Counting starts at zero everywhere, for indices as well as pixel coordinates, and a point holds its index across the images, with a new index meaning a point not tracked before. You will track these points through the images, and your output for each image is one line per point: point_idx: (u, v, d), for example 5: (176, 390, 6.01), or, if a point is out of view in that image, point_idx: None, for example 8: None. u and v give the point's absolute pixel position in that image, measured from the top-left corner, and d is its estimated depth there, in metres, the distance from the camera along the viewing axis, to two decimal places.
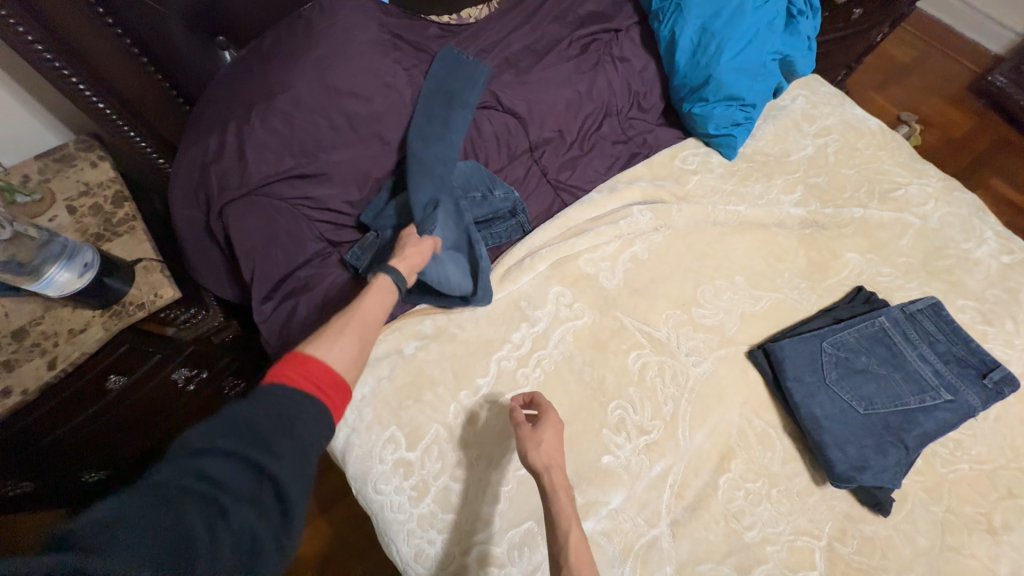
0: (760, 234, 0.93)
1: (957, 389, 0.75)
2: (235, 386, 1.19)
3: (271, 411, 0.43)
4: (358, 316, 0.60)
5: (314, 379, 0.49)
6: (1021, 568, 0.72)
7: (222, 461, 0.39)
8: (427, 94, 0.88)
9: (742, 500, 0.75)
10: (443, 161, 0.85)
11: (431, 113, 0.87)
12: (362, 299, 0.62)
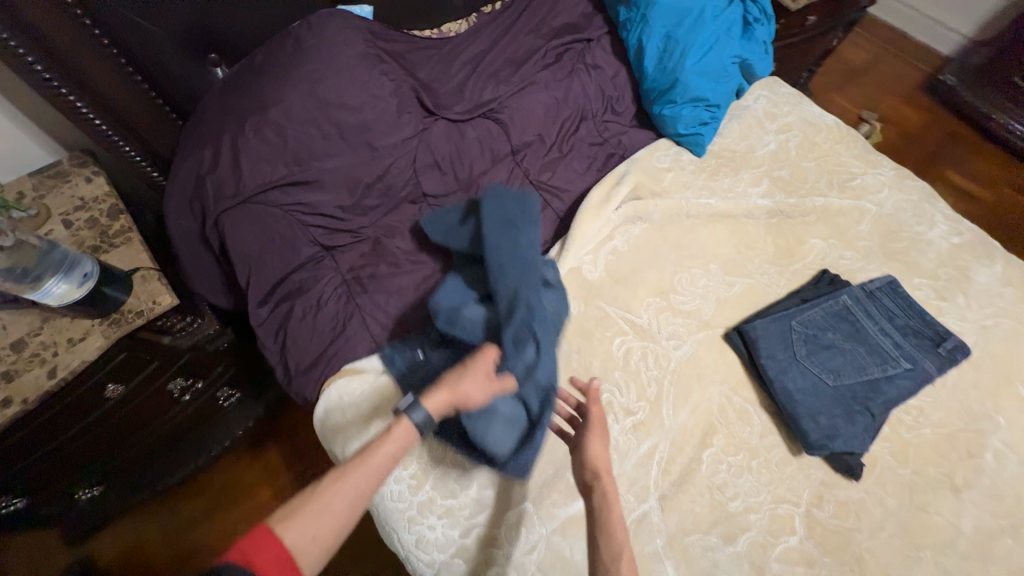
0: (730, 225, 1.00)
1: (914, 358, 0.82)
2: (230, 395, 1.21)
3: None
4: (355, 476, 0.54)
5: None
6: (982, 522, 0.77)
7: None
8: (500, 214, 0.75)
9: (725, 472, 0.79)
10: (523, 286, 0.72)
11: (497, 223, 0.76)
12: (373, 450, 0.56)
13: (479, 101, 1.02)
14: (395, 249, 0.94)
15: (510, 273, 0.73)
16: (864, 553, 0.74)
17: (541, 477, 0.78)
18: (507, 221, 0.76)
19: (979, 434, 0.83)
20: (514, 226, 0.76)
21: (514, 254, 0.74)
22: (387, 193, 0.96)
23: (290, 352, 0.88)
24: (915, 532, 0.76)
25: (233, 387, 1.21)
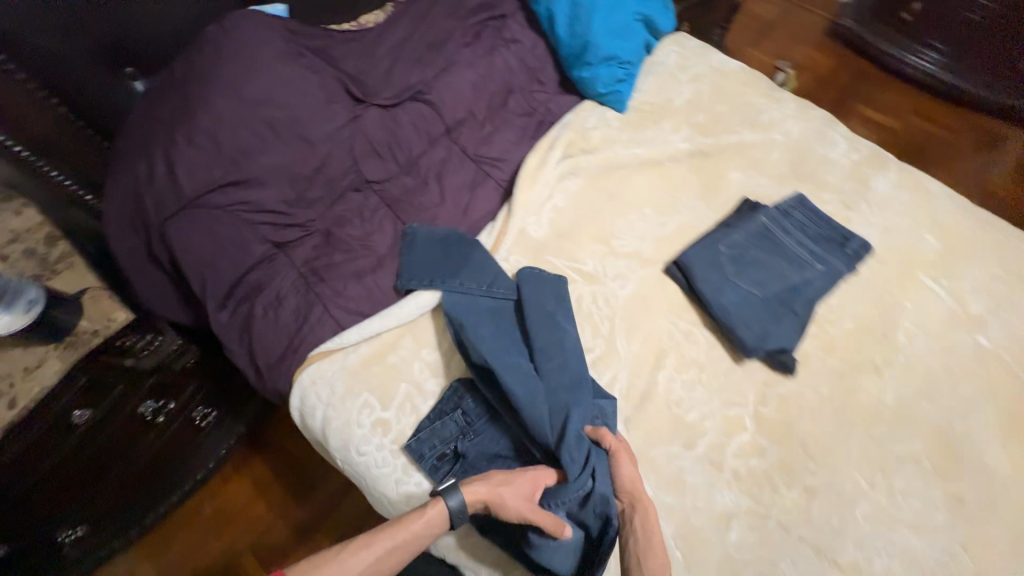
0: (657, 171, 1.08)
1: (824, 259, 0.93)
2: (206, 414, 1.20)
3: None
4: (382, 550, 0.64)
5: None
6: (901, 393, 0.88)
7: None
8: (538, 306, 0.88)
9: (680, 389, 0.87)
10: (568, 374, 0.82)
11: (534, 316, 0.86)
12: (403, 522, 0.66)
13: (407, 85, 1.06)
14: (347, 237, 0.97)
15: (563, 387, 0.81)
16: (807, 437, 0.84)
17: None
18: (549, 316, 0.87)
19: (892, 319, 0.94)
20: (557, 317, 0.87)
21: (562, 356, 0.83)
22: (331, 184, 0.98)
23: (257, 350, 0.90)
24: (848, 411, 0.86)
25: (208, 405, 1.20)
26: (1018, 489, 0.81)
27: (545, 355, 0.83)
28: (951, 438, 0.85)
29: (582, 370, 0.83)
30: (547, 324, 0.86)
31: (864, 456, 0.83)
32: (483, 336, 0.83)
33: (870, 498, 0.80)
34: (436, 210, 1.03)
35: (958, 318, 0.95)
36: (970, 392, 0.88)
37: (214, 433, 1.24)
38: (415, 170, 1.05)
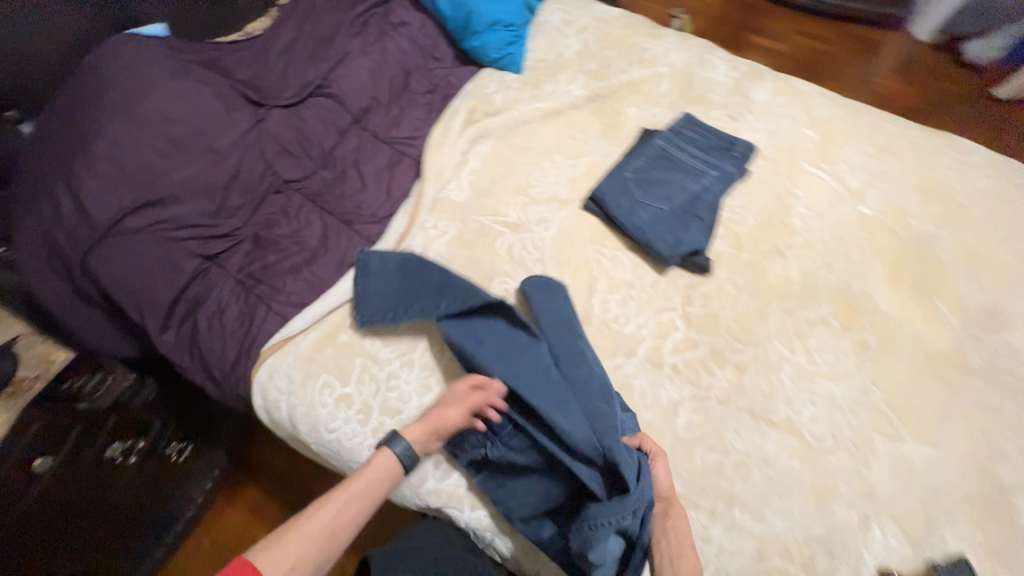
0: (561, 120, 1.16)
1: (716, 165, 1.03)
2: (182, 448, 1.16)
3: None
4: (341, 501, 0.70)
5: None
6: (805, 267, 0.99)
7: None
8: (556, 321, 0.88)
9: (614, 307, 0.95)
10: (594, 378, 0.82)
11: (552, 331, 0.87)
12: (355, 475, 0.74)
13: (305, 83, 1.09)
14: (277, 236, 0.99)
15: (594, 392, 0.81)
16: (730, 323, 0.94)
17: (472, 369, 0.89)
18: (565, 328, 0.87)
19: (786, 208, 1.05)
20: (572, 325, 0.88)
21: (587, 364, 0.84)
22: (250, 190, 1.00)
23: (210, 361, 0.92)
24: (762, 293, 0.97)
25: (182, 439, 1.16)
26: (913, 326, 0.92)
27: (568, 365, 0.84)
28: (852, 296, 0.95)
29: (607, 376, 0.84)
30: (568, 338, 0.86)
31: (780, 328, 0.93)
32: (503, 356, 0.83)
33: (791, 361, 0.90)
34: (360, 196, 1.07)
35: (842, 195, 1.07)
36: (861, 254, 1.00)
37: (194, 466, 1.22)
38: (331, 162, 1.08)
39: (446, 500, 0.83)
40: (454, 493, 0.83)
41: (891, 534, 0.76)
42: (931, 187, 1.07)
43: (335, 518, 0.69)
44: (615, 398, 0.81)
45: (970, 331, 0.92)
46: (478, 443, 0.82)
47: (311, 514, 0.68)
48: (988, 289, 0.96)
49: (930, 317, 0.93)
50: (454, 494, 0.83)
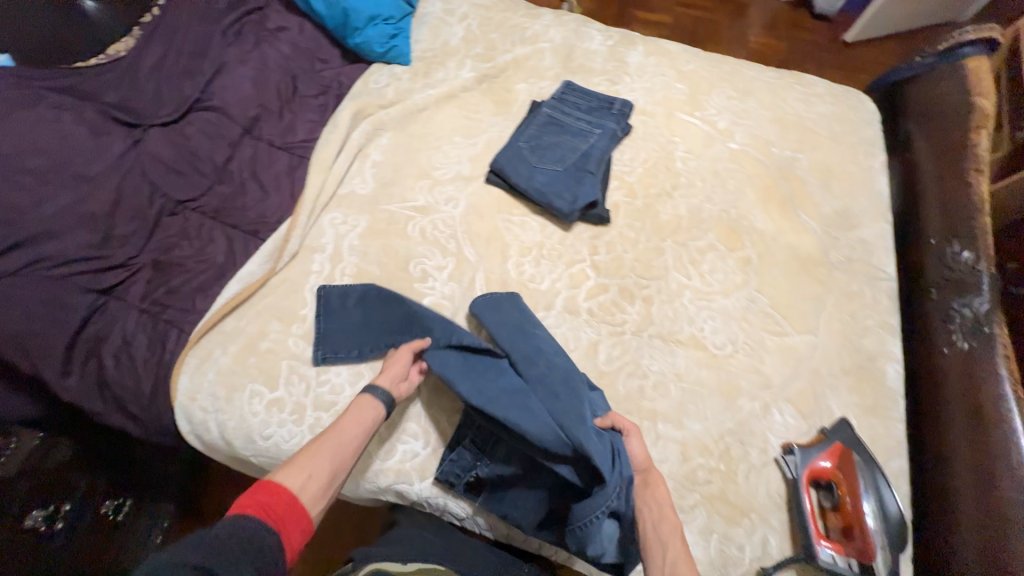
0: (454, 104, 1.21)
1: (599, 124, 1.13)
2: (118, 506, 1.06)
3: (234, 539, 0.52)
4: (336, 434, 0.71)
5: (282, 510, 0.59)
6: (691, 204, 1.10)
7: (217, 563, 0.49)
8: (511, 327, 0.89)
9: (529, 267, 1.01)
10: (556, 373, 0.84)
11: (510, 338, 0.88)
12: (344, 413, 0.75)
13: (183, 98, 1.06)
14: (179, 258, 0.96)
15: (560, 389, 0.82)
16: (634, 263, 1.02)
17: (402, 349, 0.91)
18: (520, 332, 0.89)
19: (668, 154, 1.16)
20: (527, 329, 0.90)
21: (546, 360, 0.85)
22: (140, 215, 0.95)
23: (125, 397, 0.88)
24: (658, 232, 1.06)
25: (116, 496, 1.06)
26: (786, 238, 1.06)
27: (527, 368, 0.84)
28: (733, 221, 1.08)
29: (569, 366, 0.86)
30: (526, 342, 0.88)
31: (677, 259, 1.03)
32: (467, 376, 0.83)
33: (690, 286, 1.00)
34: (263, 205, 1.06)
35: (714, 136, 1.19)
36: (736, 184, 1.12)
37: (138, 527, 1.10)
38: (227, 175, 1.06)
39: (395, 478, 0.84)
40: (402, 470, 0.84)
41: (788, 413, 0.87)
42: (785, 118, 1.22)
43: (339, 446, 0.69)
44: (579, 386, 0.83)
45: (829, 234, 1.07)
46: (463, 463, 0.83)
47: (312, 447, 0.68)
48: (840, 196, 1.12)
49: (797, 228, 1.07)
50: (401, 471, 0.84)
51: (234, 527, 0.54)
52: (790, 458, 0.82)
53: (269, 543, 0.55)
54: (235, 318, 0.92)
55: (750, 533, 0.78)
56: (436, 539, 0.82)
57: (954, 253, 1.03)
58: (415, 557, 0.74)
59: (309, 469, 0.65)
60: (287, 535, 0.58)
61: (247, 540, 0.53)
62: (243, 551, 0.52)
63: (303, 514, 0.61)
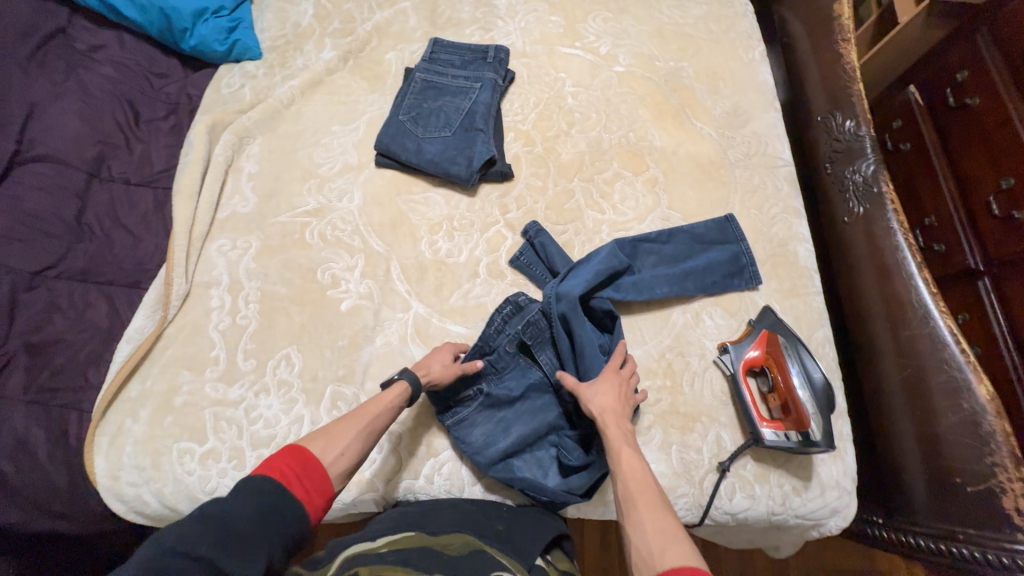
0: (323, 91, 1.10)
1: (479, 77, 1.06)
2: None
3: (250, 510, 0.52)
4: (370, 412, 0.70)
5: (307, 487, 0.59)
6: (590, 138, 1.08)
7: (230, 542, 0.49)
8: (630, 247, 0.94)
9: (443, 244, 0.97)
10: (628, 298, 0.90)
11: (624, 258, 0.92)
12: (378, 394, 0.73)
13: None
14: (54, 335, 0.85)
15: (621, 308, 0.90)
16: (546, 212, 1.01)
17: (333, 363, 0.87)
18: (645, 282, 0.91)
19: (558, 93, 1.12)
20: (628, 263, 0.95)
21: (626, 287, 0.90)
22: None
23: (42, 499, 0.80)
24: (564, 174, 1.04)
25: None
26: (686, 149, 1.06)
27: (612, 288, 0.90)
28: (633, 145, 1.07)
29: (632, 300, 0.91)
30: (675, 248, 0.96)
31: (588, 197, 1.02)
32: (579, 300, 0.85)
33: (605, 221, 1.00)
34: (138, 252, 0.96)
35: (598, 63, 1.16)
36: (628, 107, 1.11)
37: None
38: (85, 231, 0.93)
39: (360, 490, 0.81)
40: (363, 480, 0.81)
41: (717, 316, 0.91)
42: (664, 29, 1.20)
43: (371, 423, 0.69)
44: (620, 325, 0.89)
45: (726, 135, 1.08)
46: (468, 376, 0.84)
47: (343, 423, 0.67)
48: (728, 96, 1.13)
49: (694, 136, 1.08)
50: (364, 481, 0.81)
51: (256, 493, 0.54)
52: (726, 356, 0.86)
53: (288, 512, 0.55)
54: (141, 381, 0.85)
55: (704, 435, 0.83)
56: (412, 509, 0.76)
57: (838, 124, 1.07)
58: (388, 533, 0.67)
59: (343, 445, 0.65)
60: (312, 504, 0.58)
61: (262, 513, 0.53)
62: (259, 527, 0.51)
63: (329, 485, 0.61)
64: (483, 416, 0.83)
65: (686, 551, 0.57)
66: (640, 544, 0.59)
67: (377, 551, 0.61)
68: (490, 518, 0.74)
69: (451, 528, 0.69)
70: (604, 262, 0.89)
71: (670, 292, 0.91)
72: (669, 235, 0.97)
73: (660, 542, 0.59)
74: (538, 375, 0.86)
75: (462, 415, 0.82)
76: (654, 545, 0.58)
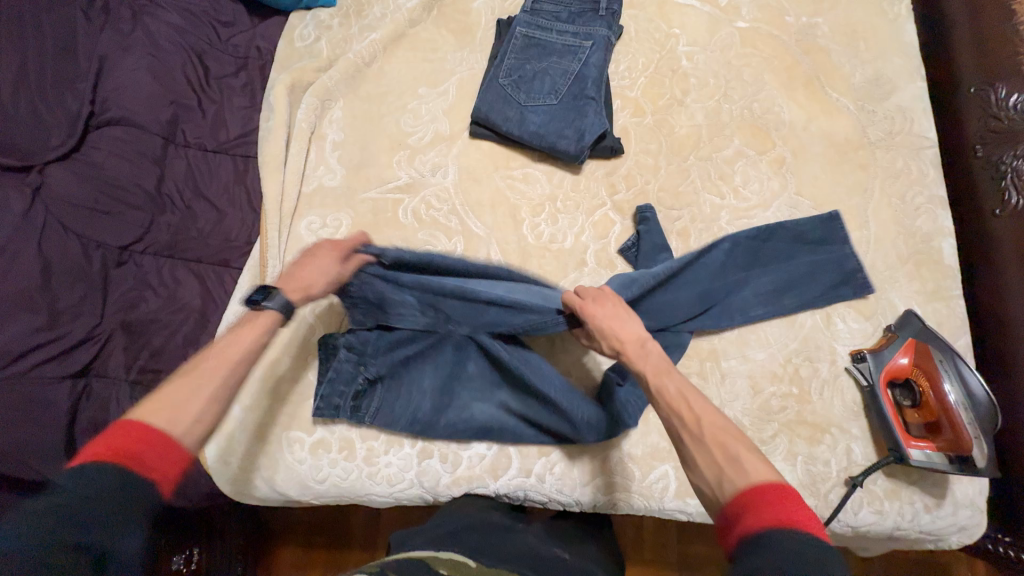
0: (406, 47, 0.98)
1: (589, 34, 0.93)
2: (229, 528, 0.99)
3: (91, 491, 0.43)
4: (221, 362, 0.57)
5: (148, 455, 0.47)
6: (708, 109, 0.95)
7: (102, 534, 0.41)
8: (722, 261, 0.84)
9: (546, 227, 0.89)
10: (730, 310, 0.83)
11: (711, 275, 0.83)
12: (236, 333, 0.60)
13: (71, 116, 0.82)
14: (148, 314, 0.81)
15: (730, 320, 0.83)
16: (659, 194, 0.91)
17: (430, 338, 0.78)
18: (750, 296, 0.84)
19: (670, 53, 0.98)
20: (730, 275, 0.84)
21: (727, 300, 0.83)
22: (82, 277, 0.78)
23: None
24: (678, 150, 0.93)
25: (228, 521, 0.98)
26: (818, 125, 0.94)
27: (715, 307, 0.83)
28: (757, 119, 0.94)
29: (739, 313, 0.83)
30: (778, 249, 0.86)
31: (705, 177, 0.91)
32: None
33: (724, 206, 0.90)
34: (223, 228, 0.91)
35: (718, 16, 1.00)
36: (752, 72, 0.97)
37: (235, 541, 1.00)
38: (166, 202, 0.87)
39: (469, 485, 0.78)
40: (473, 475, 0.78)
41: (850, 319, 0.83)
42: None
43: (232, 365, 0.57)
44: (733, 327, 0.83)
45: (866, 109, 0.95)
46: (345, 374, 0.77)
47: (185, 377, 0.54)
48: (869, 58, 0.97)
49: (829, 109, 0.94)
50: (473, 476, 0.78)
51: (90, 484, 0.43)
52: (863, 364, 0.79)
53: (139, 493, 0.45)
54: None
55: (834, 447, 0.78)
56: (473, 522, 0.69)
57: (997, 98, 0.87)
58: (450, 547, 0.61)
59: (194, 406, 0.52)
60: (163, 477, 0.47)
61: (108, 487, 0.43)
62: (107, 512, 0.42)
63: (176, 449, 0.49)
64: (416, 373, 0.79)
65: (759, 461, 0.50)
66: (701, 481, 0.52)
67: (437, 567, 0.54)
68: (555, 552, 0.65)
69: (515, 563, 0.58)
70: (705, 277, 0.83)
71: (780, 304, 0.83)
72: (773, 232, 0.86)
73: (716, 471, 0.51)
74: (421, 338, 0.78)
75: (375, 400, 0.78)
76: (713, 477, 0.51)
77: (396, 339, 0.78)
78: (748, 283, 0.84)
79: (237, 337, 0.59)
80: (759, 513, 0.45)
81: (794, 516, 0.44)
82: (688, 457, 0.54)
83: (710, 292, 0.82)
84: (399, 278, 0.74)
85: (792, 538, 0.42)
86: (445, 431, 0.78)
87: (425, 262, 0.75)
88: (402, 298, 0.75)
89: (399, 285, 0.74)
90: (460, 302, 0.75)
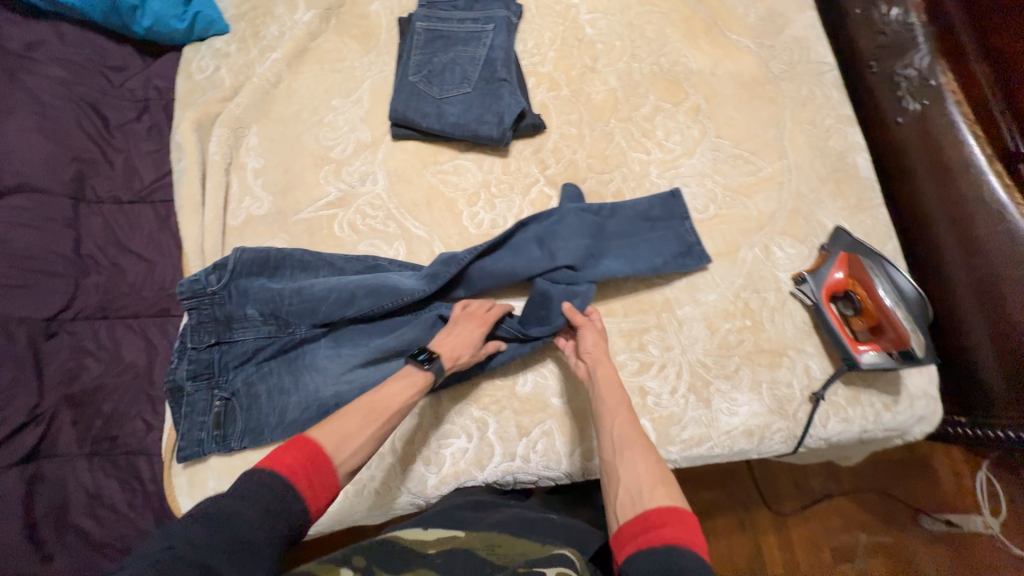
0: (312, 62, 0.96)
1: (490, 18, 0.94)
2: None
3: (256, 495, 0.48)
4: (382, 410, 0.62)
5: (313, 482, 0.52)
6: (620, 71, 0.97)
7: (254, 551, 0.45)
8: (568, 226, 0.84)
9: (485, 214, 0.89)
10: (585, 264, 0.83)
11: (559, 242, 0.83)
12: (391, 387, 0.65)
13: None
14: (93, 381, 0.77)
15: (591, 270, 0.83)
16: (588, 161, 0.92)
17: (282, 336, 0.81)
18: (630, 241, 0.86)
19: (573, 23, 1.00)
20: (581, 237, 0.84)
21: (584, 255, 0.83)
22: (7, 357, 0.72)
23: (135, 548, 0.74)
24: (598, 116, 0.95)
25: None
26: (725, 69, 0.97)
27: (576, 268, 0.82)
28: (668, 72, 0.97)
29: (600, 266, 0.83)
30: (621, 220, 0.87)
31: (629, 138, 0.93)
32: (477, 282, 0.83)
33: (652, 161, 0.92)
34: (155, 278, 0.86)
35: None
36: (655, 28, 0.99)
37: None
38: (89, 262, 0.83)
39: (457, 481, 0.78)
40: (459, 471, 0.78)
41: (787, 245, 0.87)
42: None
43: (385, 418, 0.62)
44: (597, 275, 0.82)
45: (766, 45, 0.98)
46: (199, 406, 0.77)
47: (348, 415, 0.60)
48: None
49: (731, 52, 0.98)
50: (459, 472, 0.78)
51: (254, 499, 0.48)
52: (805, 286, 0.83)
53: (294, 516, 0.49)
54: None
55: (793, 367, 0.82)
56: (462, 501, 0.70)
57: (881, 15, 0.93)
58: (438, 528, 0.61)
59: (358, 443, 0.58)
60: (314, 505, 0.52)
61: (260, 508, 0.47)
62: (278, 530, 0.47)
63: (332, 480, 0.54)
64: (272, 378, 0.80)
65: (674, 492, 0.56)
66: (629, 481, 0.58)
67: (426, 547, 0.54)
68: (540, 511, 0.66)
69: (501, 527, 0.60)
70: (545, 248, 0.83)
71: (642, 259, 0.84)
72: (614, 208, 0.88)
73: (649, 481, 0.57)
74: (266, 339, 0.80)
75: (241, 421, 0.78)
76: (644, 490, 0.56)
77: (249, 346, 0.80)
78: (600, 245, 0.85)
79: (391, 388, 0.65)
80: (665, 530, 0.51)
81: (679, 535, 0.51)
82: (627, 464, 0.59)
83: (562, 252, 0.82)
84: (241, 282, 0.80)
85: (663, 553, 0.49)
86: (318, 416, 0.78)
87: (260, 264, 0.81)
88: (242, 309, 0.80)
89: (237, 294, 0.80)
90: (294, 295, 0.79)
